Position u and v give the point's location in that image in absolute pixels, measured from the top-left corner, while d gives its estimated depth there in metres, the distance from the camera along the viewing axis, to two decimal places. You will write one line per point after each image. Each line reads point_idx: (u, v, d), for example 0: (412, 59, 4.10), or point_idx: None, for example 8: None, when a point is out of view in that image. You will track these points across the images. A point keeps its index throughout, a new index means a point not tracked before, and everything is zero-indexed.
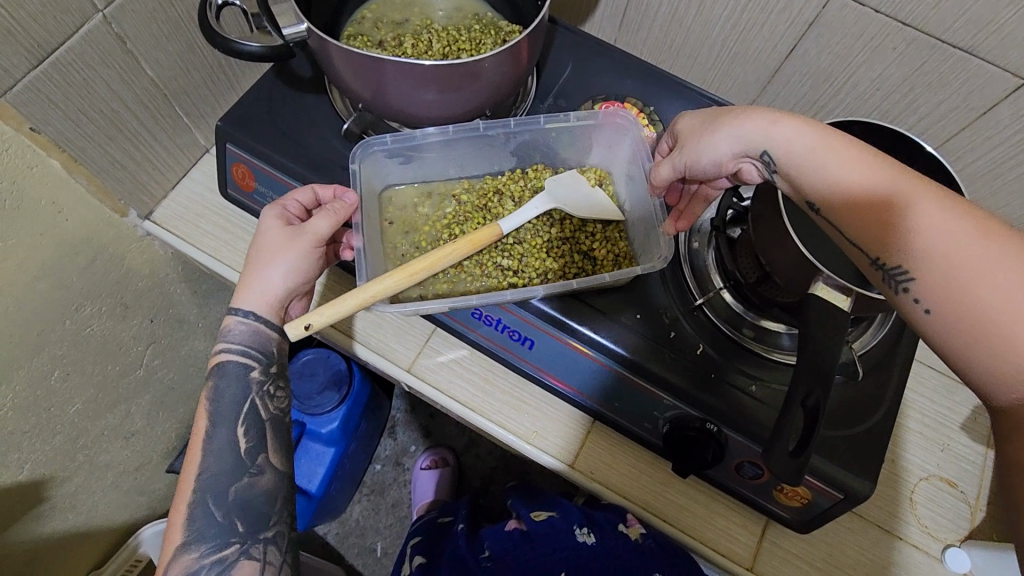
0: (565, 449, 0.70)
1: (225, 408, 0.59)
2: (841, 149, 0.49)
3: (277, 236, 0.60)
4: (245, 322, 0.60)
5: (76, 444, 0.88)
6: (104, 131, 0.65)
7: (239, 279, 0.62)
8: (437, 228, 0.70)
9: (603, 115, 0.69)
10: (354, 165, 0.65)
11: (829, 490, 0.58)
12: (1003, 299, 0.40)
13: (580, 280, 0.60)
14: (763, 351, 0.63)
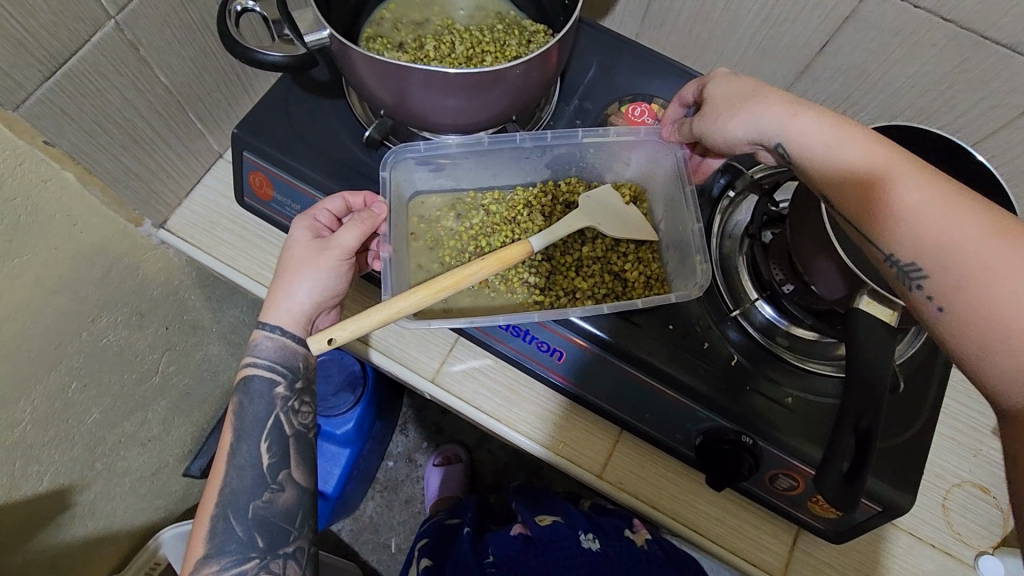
0: (593, 459, 0.69)
1: (250, 422, 0.58)
2: (853, 140, 0.48)
3: (303, 249, 0.59)
4: (271, 338, 0.59)
5: (94, 452, 0.87)
6: (119, 140, 0.63)
7: (267, 294, 0.61)
8: (466, 238, 0.69)
9: (645, 132, 0.67)
10: (384, 171, 0.64)
11: (867, 503, 0.57)
12: (1001, 293, 0.40)
13: (610, 306, 0.59)
14: (797, 360, 0.62)
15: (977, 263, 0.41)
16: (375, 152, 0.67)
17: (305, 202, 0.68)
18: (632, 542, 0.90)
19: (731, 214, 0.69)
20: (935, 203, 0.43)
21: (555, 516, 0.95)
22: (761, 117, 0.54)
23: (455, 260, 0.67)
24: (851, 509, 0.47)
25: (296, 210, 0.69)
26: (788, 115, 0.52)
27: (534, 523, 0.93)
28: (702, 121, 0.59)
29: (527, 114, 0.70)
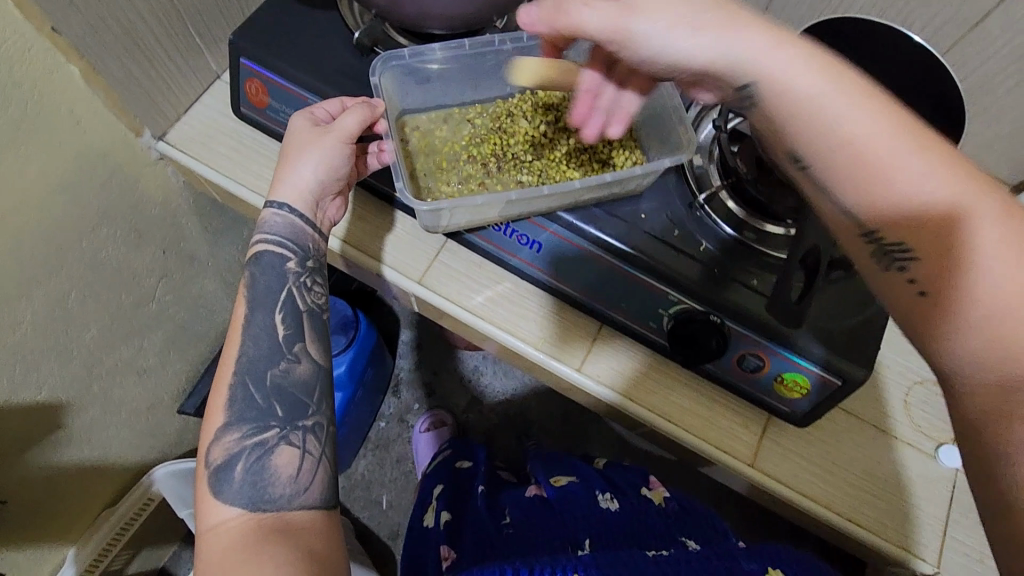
0: (573, 354, 0.73)
1: (262, 295, 0.60)
2: (928, 162, 0.42)
3: (306, 133, 0.63)
4: (280, 215, 0.63)
5: (92, 372, 0.89)
6: (121, 42, 0.66)
7: (274, 178, 0.64)
8: (450, 151, 0.69)
9: None
10: (375, 76, 0.65)
11: (825, 375, 0.61)
12: (991, 277, 0.40)
13: (583, 179, 0.61)
14: (763, 248, 0.65)
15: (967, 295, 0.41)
16: (365, 58, 0.70)
17: (299, 107, 0.72)
18: (650, 498, 0.94)
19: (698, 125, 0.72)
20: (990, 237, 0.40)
21: (570, 477, 0.99)
22: (805, 77, 0.46)
23: (446, 163, 0.68)
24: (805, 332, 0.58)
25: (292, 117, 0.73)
26: (728, 38, 0.47)
27: (550, 485, 0.98)
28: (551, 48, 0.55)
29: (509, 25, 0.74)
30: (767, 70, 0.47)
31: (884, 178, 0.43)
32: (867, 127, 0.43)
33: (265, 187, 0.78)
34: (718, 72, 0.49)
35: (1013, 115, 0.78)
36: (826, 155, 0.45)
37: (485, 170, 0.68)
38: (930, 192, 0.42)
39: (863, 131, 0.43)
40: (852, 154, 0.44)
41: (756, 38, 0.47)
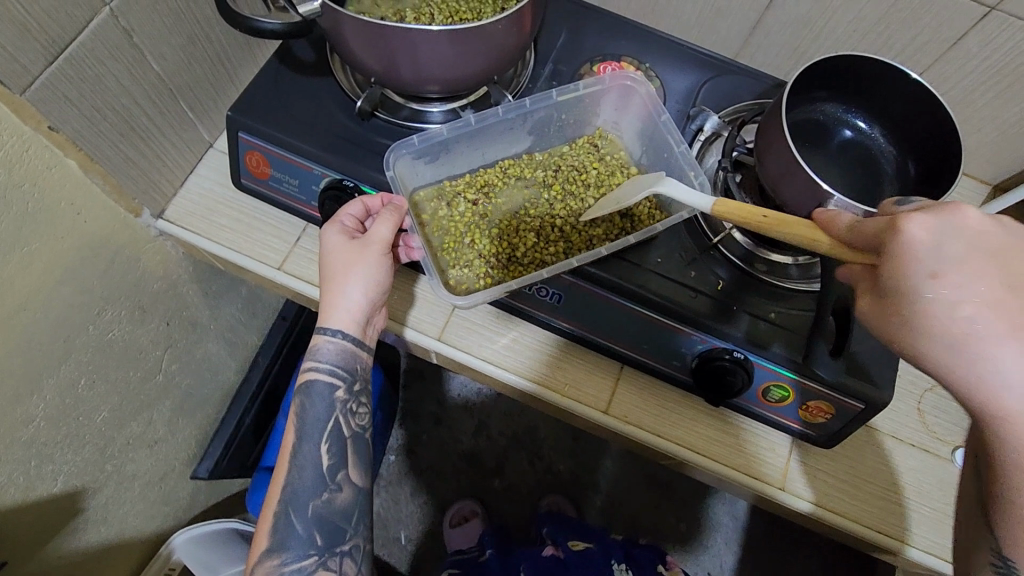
0: (598, 396, 0.73)
1: (310, 425, 0.62)
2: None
3: (346, 252, 0.62)
4: (334, 342, 0.63)
5: (105, 453, 0.87)
6: (117, 128, 0.65)
7: (319, 301, 0.64)
8: (465, 225, 0.70)
9: (610, 77, 0.73)
10: (389, 170, 0.66)
11: (851, 402, 0.63)
12: None
13: (609, 246, 0.64)
14: (776, 281, 0.66)
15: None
16: (366, 123, 0.70)
17: (300, 175, 0.71)
18: None
19: (701, 157, 0.72)
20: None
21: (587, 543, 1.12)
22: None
23: (464, 239, 0.70)
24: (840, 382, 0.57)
25: (294, 186, 0.72)
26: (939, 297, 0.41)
27: (568, 548, 1.10)
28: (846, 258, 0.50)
29: (506, 79, 0.75)
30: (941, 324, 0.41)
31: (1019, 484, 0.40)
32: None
33: (272, 256, 0.77)
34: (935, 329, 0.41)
35: (993, 122, 0.81)
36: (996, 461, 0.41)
37: (503, 238, 0.69)
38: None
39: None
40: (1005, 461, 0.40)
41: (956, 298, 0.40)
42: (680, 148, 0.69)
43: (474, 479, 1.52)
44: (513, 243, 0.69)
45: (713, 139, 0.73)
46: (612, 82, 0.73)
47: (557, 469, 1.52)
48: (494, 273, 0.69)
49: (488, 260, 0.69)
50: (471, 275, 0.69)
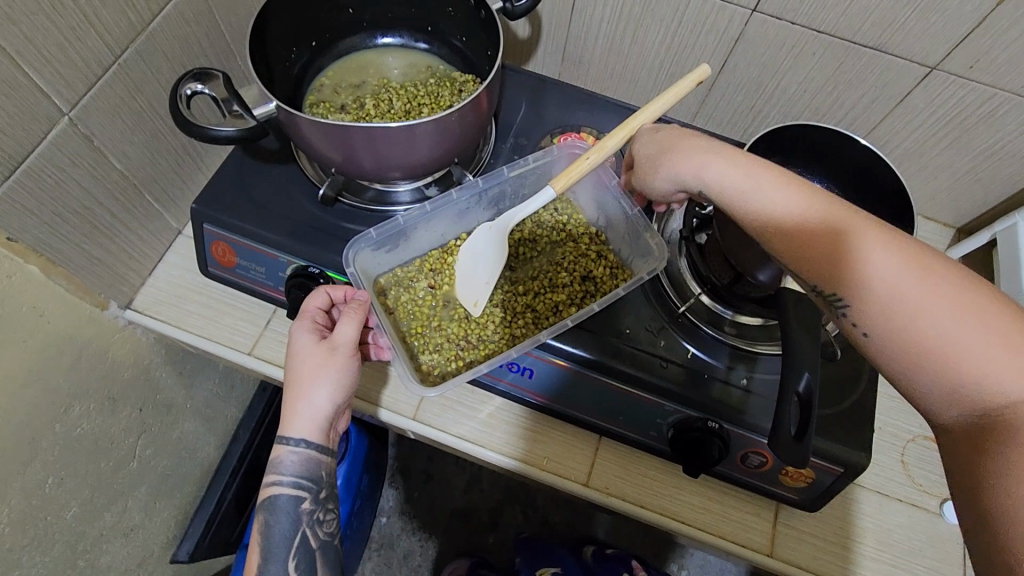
0: (575, 469, 0.72)
1: (277, 543, 0.61)
2: (815, 207, 0.50)
3: (310, 356, 0.61)
4: (296, 452, 0.61)
5: (76, 548, 0.83)
6: (80, 229, 0.65)
7: (282, 408, 0.62)
8: (429, 309, 0.71)
9: (558, 149, 0.74)
10: (351, 267, 0.66)
11: (828, 465, 0.62)
12: (887, 290, 0.45)
13: (574, 317, 0.64)
14: (746, 345, 0.67)
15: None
16: (330, 208, 0.71)
17: (266, 263, 0.71)
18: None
19: (665, 222, 0.74)
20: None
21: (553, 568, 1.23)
22: (774, 191, 0.52)
23: (431, 324, 0.70)
24: (802, 466, 0.51)
25: (261, 273, 0.72)
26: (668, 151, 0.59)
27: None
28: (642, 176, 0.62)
29: (469, 156, 0.76)
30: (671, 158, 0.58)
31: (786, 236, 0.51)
32: (808, 215, 0.50)
33: (242, 342, 0.76)
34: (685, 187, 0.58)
35: (948, 170, 0.83)
36: (790, 232, 0.50)
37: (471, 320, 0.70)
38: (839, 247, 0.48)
39: (792, 206, 0.51)
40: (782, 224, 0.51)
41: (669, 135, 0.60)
42: (634, 212, 0.71)
43: (467, 538, 1.47)
44: (480, 323, 0.70)
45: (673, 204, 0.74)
46: (561, 154, 0.74)
47: (551, 520, 1.48)
48: (464, 355, 0.69)
49: (457, 342, 0.69)
50: (441, 359, 0.69)
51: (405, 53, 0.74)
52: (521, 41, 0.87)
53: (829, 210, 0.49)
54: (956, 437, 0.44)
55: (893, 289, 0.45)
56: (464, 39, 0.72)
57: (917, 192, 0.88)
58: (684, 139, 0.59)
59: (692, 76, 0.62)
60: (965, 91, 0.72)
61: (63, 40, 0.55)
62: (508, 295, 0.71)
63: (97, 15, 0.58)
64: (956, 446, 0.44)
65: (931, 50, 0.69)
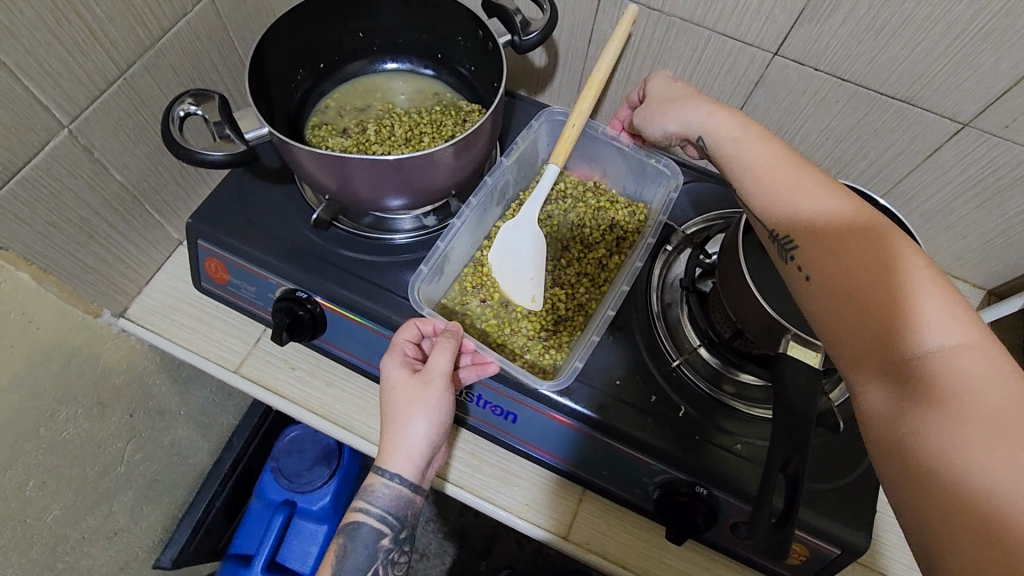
0: (557, 521, 0.69)
1: (349, 572, 0.59)
2: (777, 157, 0.54)
3: (407, 391, 0.58)
4: (390, 486, 0.58)
5: (56, 551, 0.84)
6: (74, 239, 0.65)
7: (381, 438, 0.60)
8: (497, 322, 0.69)
9: (538, 118, 0.76)
10: (420, 308, 0.64)
11: (825, 544, 0.58)
12: (827, 227, 0.49)
13: (596, 330, 0.64)
14: (743, 406, 0.63)
15: (958, 440, 0.38)
16: (324, 232, 0.69)
17: (257, 283, 0.70)
18: None
19: (667, 268, 0.71)
20: (986, 395, 0.39)
21: None
22: (748, 139, 0.57)
23: (507, 330, 0.69)
24: (781, 555, 0.48)
25: (251, 292, 0.71)
26: (671, 103, 0.63)
27: None
28: (645, 118, 0.66)
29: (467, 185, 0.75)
30: (673, 108, 0.63)
31: (750, 181, 0.55)
32: (769, 160, 0.54)
33: (230, 358, 0.75)
34: (682, 135, 0.63)
35: (980, 231, 0.78)
36: (753, 173, 0.55)
37: (540, 311, 0.70)
38: (791, 188, 0.52)
39: (758, 153, 0.55)
40: (748, 167, 0.55)
41: (673, 89, 0.65)
42: (632, 148, 0.75)
43: (458, 564, 1.43)
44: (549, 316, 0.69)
45: (676, 251, 0.71)
46: (544, 121, 0.76)
47: (546, 553, 1.43)
48: (552, 340, 0.68)
49: (538, 334, 0.69)
50: (536, 355, 0.67)
51: (413, 78, 0.73)
52: (535, 70, 0.86)
53: (791, 161, 0.54)
54: (878, 403, 0.44)
55: (831, 229, 0.49)
56: (472, 68, 0.70)
57: (946, 250, 0.82)
58: (700, 94, 0.63)
59: (625, 18, 0.66)
60: (1000, 151, 0.67)
61: (67, 56, 0.56)
62: (557, 271, 0.72)
63: (104, 32, 0.58)
64: (876, 407, 0.44)
65: (963, 106, 0.65)
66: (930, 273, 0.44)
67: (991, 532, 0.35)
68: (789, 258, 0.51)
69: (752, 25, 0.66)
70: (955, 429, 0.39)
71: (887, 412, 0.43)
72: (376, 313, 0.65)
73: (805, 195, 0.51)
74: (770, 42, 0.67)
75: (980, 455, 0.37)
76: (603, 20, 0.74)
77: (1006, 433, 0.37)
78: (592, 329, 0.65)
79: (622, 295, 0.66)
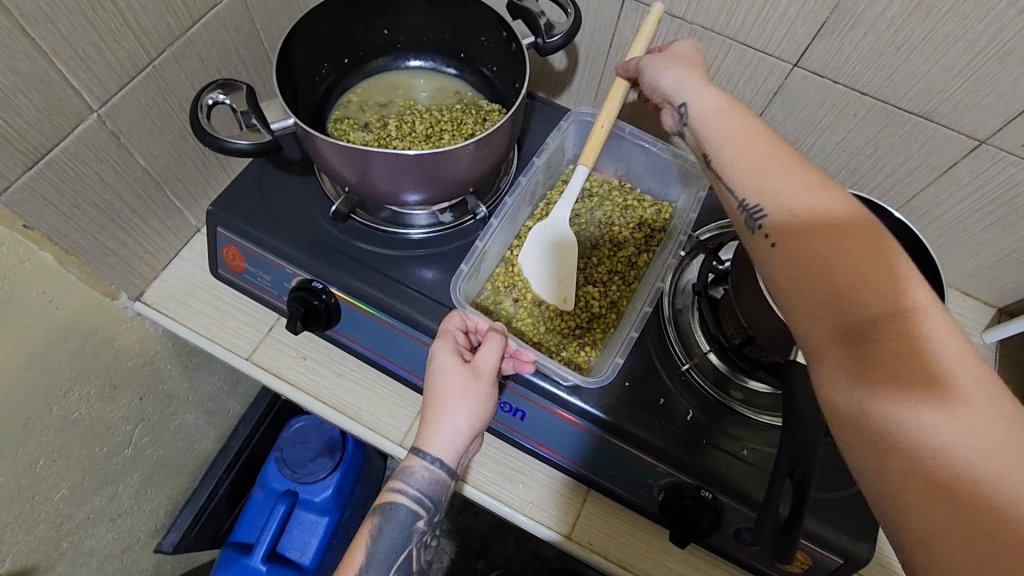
0: (560, 519, 0.69)
1: (384, 553, 0.58)
2: (748, 125, 0.50)
3: (456, 378, 0.58)
4: (430, 469, 0.58)
5: (61, 529, 0.84)
6: (96, 221, 0.66)
7: (420, 422, 0.60)
8: (532, 320, 0.70)
9: (568, 119, 0.77)
10: (459, 303, 0.66)
11: (827, 553, 0.58)
12: (791, 197, 0.45)
13: (635, 327, 0.65)
14: (751, 413, 0.63)
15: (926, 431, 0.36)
16: (341, 225, 0.70)
17: (273, 272, 0.71)
18: None
19: (680, 273, 0.71)
20: (958, 376, 0.36)
21: None
22: (718, 105, 0.52)
23: (542, 329, 0.69)
24: (785, 558, 0.48)
25: (267, 281, 0.72)
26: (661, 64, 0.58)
27: None
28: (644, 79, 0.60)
29: (488, 186, 0.76)
30: (662, 68, 0.58)
31: (719, 149, 0.50)
32: (738, 128, 0.50)
33: (243, 346, 0.76)
34: (665, 95, 0.57)
35: (992, 248, 0.78)
36: (722, 140, 0.50)
37: (573, 309, 0.70)
38: (756, 155, 0.48)
39: (728, 121, 0.51)
40: (717, 134, 0.51)
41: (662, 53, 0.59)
42: (661, 148, 0.76)
43: (455, 561, 1.44)
44: (583, 313, 0.70)
45: (689, 257, 0.71)
46: (573, 123, 0.77)
47: (544, 554, 1.43)
48: (586, 338, 0.69)
49: (572, 333, 0.69)
50: (570, 351, 0.68)
51: (435, 77, 0.74)
52: (555, 74, 0.87)
53: (757, 128, 0.49)
54: (841, 387, 0.40)
55: (793, 200, 0.44)
56: (494, 69, 0.71)
57: (958, 266, 0.83)
58: (690, 62, 0.58)
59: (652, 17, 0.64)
60: (1016, 169, 0.67)
61: (100, 42, 0.57)
62: (589, 269, 0.73)
63: (137, 20, 0.59)
64: (840, 391, 0.40)
65: (980, 122, 0.65)
66: (890, 248, 0.41)
67: (958, 497, 0.34)
68: (756, 229, 0.47)
69: (773, 35, 0.67)
70: (924, 418, 0.36)
71: (852, 390, 0.40)
72: (391, 306, 0.66)
73: (771, 163, 0.47)
74: (791, 53, 0.68)
75: (949, 442, 0.35)
76: (625, 26, 0.75)
77: (966, 395, 0.36)
78: (631, 325, 0.66)
79: (658, 292, 0.67)
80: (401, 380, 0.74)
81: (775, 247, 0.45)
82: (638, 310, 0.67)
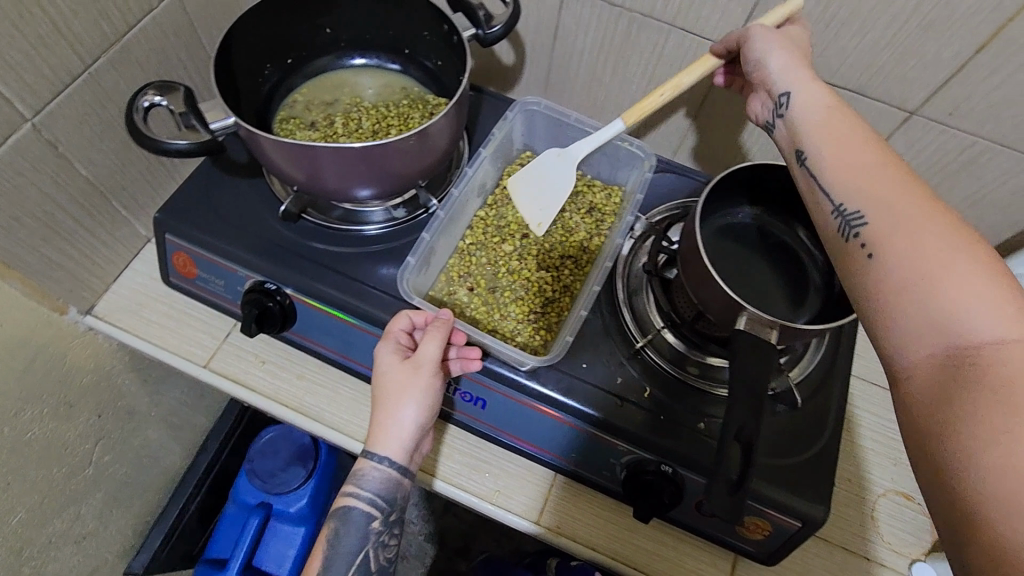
0: (528, 505, 0.70)
1: (340, 557, 0.57)
2: (859, 136, 0.50)
3: (397, 376, 0.59)
4: (379, 469, 0.59)
5: (21, 555, 0.82)
6: (39, 233, 0.65)
7: (370, 424, 0.61)
8: (486, 307, 0.70)
9: (513, 109, 0.78)
10: (412, 298, 0.66)
11: (786, 518, 0.59)
12: (901, 210, 0.44)
13: (585, 306, 0.66)
14: (707, 387, 0.65)
15: (977, 446, 0.34)
16: (293, 225, 0.70)
17: (225, 276, 0.70)
18: None
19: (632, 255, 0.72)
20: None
21: None
22: (824, 116, 0.53)
23: (496, 315, 0.70)
24: (733, 517, 0.50)
25: (220, 286, 0.71)
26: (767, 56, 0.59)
27: None
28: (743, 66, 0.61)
29: (438, 177, 0.76)
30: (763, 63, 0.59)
31: (821, 154, 0.51)
32: (847, 137, 0.50)
33: (199, 354, 0.75)
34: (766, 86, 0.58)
35: None
36: (826, 147, 0.51)
37: (527, 295, 0.71)
38: (869, 166, 0.48)
39: (837, 131, 0.51)
40: (824, 140, 0.51)
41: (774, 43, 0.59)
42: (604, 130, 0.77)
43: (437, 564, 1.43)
44: (535, 298, 0.71)
45: (640, 239, 0.72)
46: (519, 112, 0.78)
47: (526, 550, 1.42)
48: (541, 322, 0.70)
49: (527, 317, 0.70)
50: (525, 335, 0.69)
51: (381, 74, 0.74)
52: (504, 67, 0.88)
53: (869, 141, 0.49)
54: (915, 399, 0.40)
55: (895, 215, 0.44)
56: (439, 63, 0.72)
57: None
58: (805, 61, 0.58)
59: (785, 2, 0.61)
60: (945, 137, 0.70)
61: (30, 49, 0.56)
62: (540, 254, 0.74)
63: (68, 26, 0.58)
64: (912, 403, 0.40)
65: (909, 94, 0.68)
66: (985, 274, 0.39)
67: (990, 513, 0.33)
68: (850, 234, 0.47)
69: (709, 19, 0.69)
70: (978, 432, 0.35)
71: (922, 402, 0.39)
72: (346, 303, 0.66)
73: (876, 175, 0.47)
74: None
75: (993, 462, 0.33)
76: (567, 16, 0.76)
77: None
78: (581, 304, 0.67)
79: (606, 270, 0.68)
80: (363, 378, 0.74)
81: (870, 253, 0.45)
82: (590, 291, 0.68)
